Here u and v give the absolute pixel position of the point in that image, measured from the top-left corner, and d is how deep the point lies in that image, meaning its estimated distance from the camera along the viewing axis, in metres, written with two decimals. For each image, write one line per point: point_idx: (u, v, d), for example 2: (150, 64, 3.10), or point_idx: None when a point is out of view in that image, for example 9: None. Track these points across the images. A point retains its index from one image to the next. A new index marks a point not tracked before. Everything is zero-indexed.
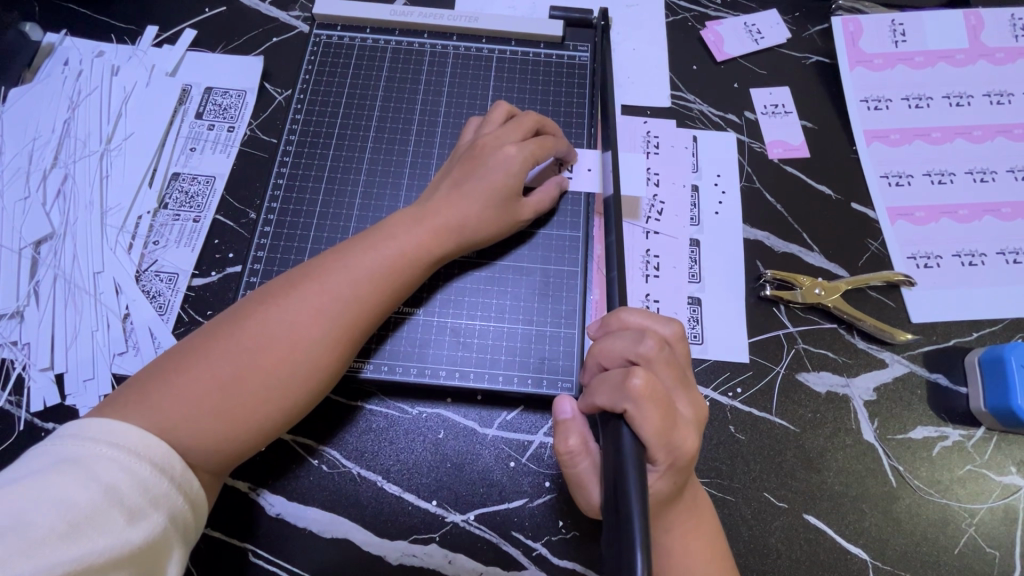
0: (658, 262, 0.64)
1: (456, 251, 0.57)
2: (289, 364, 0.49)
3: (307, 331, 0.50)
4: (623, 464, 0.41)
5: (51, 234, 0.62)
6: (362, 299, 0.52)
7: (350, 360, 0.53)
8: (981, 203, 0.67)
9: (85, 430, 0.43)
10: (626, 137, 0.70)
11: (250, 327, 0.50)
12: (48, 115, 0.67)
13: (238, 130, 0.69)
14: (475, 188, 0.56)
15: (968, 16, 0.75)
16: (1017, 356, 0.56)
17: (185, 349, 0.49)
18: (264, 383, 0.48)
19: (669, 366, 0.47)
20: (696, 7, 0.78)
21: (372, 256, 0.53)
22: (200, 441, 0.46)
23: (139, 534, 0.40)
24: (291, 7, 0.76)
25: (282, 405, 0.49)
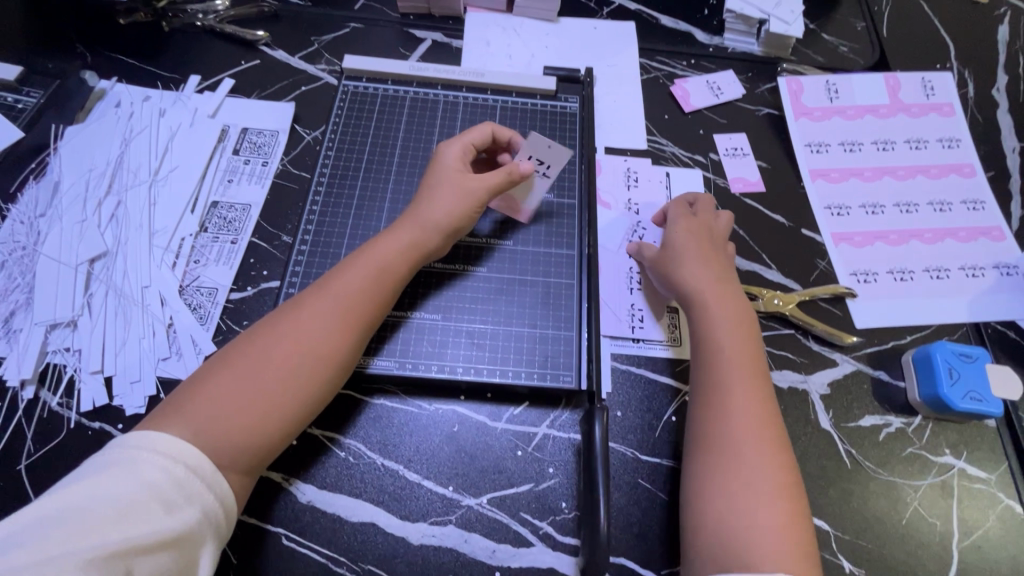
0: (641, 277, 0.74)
1: (428, 234, 0.65)
2: (296, 357, 0.56)
3: (310, 326, 0.58)
4: (593, 455, 0.58)
5: (104, 252, 0.69)
6: (355, 293, 0.60)
7: (354, 352, 0.60)
8: (908, 229, 0.80)
9: (129, 440, 0.49)
10: (610, 173, 0.81)
11: (261, 338, 0.57)
12: (103, 150, 0.76)
13: (272, 164, 0.78)
14: (431, 192, 0.67)
15: (887, 79, 0.91)
16: (942, 352, 0.67)
17: (208, 369, 0.56)
18: (277, 375, 0.55)
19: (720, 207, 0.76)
20: (665, 68, 0.92)
21: (361, 260, 0.63)
22: (229, 438, 0.52)
23: (175, 525, 0.46)
24: (319, 62, 0.88)
25: (296, 395, 0.56)
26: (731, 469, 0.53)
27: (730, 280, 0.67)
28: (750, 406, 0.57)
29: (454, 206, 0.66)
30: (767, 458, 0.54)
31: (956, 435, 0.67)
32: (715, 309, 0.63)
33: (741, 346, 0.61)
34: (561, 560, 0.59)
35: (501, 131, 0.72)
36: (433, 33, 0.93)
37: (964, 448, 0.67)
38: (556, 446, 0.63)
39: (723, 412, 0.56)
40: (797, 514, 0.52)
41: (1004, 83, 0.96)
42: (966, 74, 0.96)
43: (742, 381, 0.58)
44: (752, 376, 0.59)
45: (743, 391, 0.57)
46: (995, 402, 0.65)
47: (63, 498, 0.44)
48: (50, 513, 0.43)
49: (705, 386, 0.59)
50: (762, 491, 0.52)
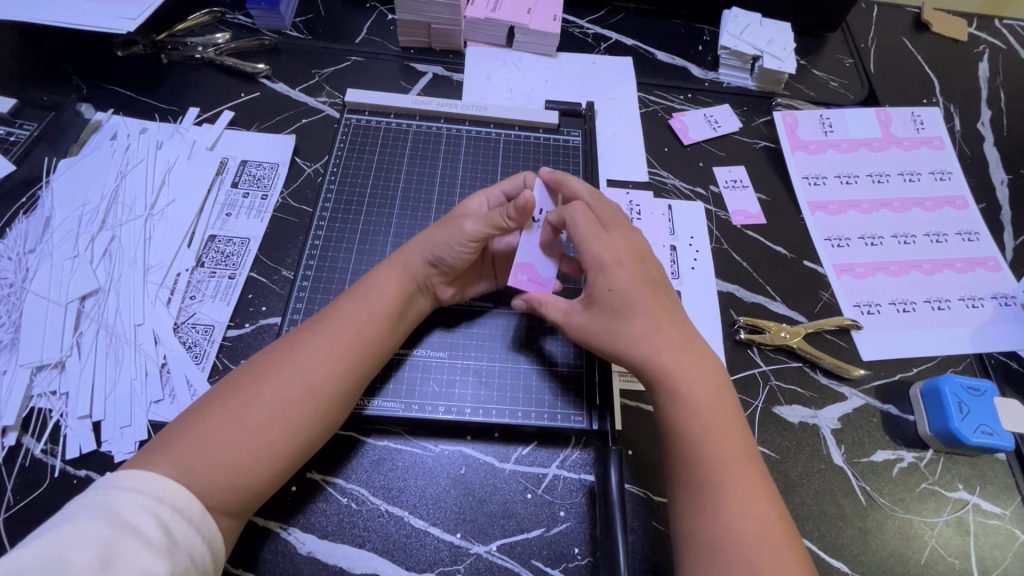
0: None
1: (409, 256, 0.63)
2: (288, 391, 0.54)
3: (303, 355, 0.56)
4: (609, 502, 0.56)
5: (96, 289, 0.67)
6: (348, 322, 0.59)
7: (351, 381, 0.58)
8: (908, 260, 0.81)
9: (112, 482, 0.47)
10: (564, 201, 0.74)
11: (255, 371, 0.55)
12: (97, 183, 0.74)
13: (271, 197, 0.77)
14: (437, 224, 0.66)
15: (878, 114, 0.94)
16: (949, 385, 0.67)
17: (201, 402, 0.54)
18: (269, 407, 0.53)
19: (587, 223, 0.60)
20: (664, 102, 0.94)
21: (358, 291, 0.62)
22: (214, 477, 0.50)
23: (165, 566, 0.43)
24: (319, 94, 0.88)
25: (287, 428, 0.54)
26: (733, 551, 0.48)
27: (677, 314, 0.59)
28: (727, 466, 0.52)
29: (441, 235, 0.64)
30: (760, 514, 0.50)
31: (968, 469, 0.67)
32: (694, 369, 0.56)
33: (719, 425, 0.54)
34: None
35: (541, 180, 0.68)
36: (433, 67, 0.93)
37: (977, 483, 0.66)
38: (567, 488, 0.61)
39: (699, 475, 0.52)
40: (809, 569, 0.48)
41: (988, 118, 0.99)
42: (952, 108, 0.99)
43: (718, 446, 0.52)
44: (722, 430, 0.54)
45: (717, 451, 0.52)
46: (1006, 435, 0.65)
47: (39, 549, 0.41)
48: (24, 566, 0.39)
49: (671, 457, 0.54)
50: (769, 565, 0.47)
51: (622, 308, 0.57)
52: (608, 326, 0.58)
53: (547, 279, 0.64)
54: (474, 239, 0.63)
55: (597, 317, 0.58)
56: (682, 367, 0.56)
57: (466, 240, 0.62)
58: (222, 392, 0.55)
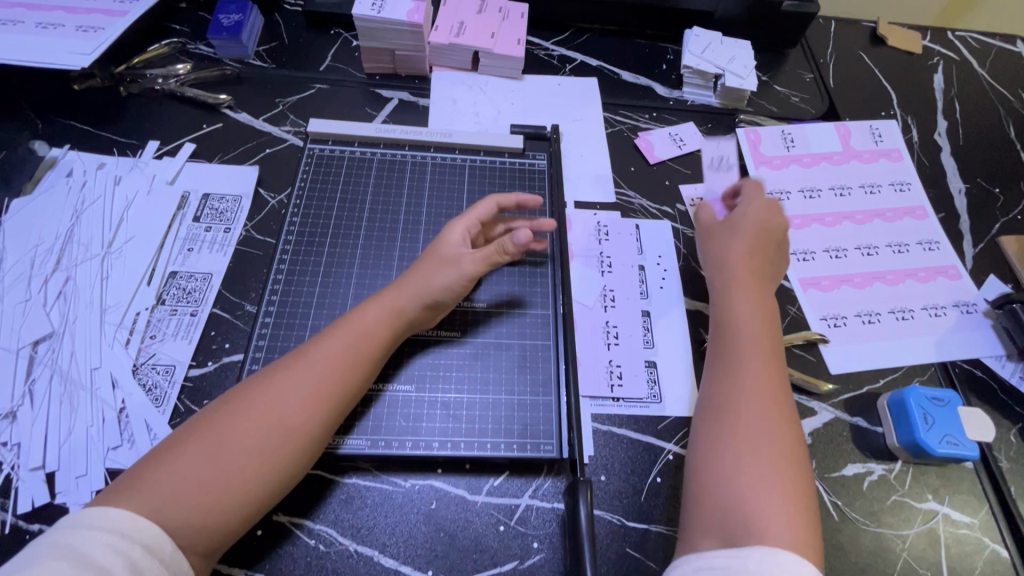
0: (617, 332, 0.73)
1: (403, 301, 0.63)
2: (270, 429, 0.53)
3: (283, 395, 0.55)
4: (579, 535, 0.56)
5: (50, 333, 0.65)
6: (341, 357, 0.58)
7: (333, 422, 0.57)
8: (871, 272, 0.82)
9: (78, 521, 0.45)
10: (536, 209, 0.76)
11: (240, 404, 0.54)
12: (52, 222, 0.72)
13: (234, 230, 0.75)
14: (425, 260, 0.66)
15: (838, 128, 0.96)
16: (915, 396, 0.68)
17: (180, 434, 0.53)
18: (257, 443, 0.52)
19: (757, 194, 0.80)
20: (629, 121, 0.95)
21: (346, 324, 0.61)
22: (189, 515, 0.48)
23: None
24: (283, 123, 0.87)
25: (266, 468, 0.52)
26: (734, 512, 0.53)
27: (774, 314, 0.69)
28: (759, 443, 0.57)
29: (435, 273, 0.64)
30: (779, 493, 0.54)
31: (936, 479, 0.67)
32: (756, 312, 0.68)
33: (763, 366, 0.63)
34: None
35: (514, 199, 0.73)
36: (399, 92, 0.93)
37: (946, 492, 0.67)
38: (540, 517, 0.61)
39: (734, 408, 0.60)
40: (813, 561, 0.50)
41: (944, 128, 1.02)
42: (909, 120, 1.02)
43: (761, 396, 0.61)
44: (770, 410, 0.59)
45: (762, 402, 0.60)
46: (971, 444, 0.66)
47: None
48: None
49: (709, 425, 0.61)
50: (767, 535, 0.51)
51: (729, 251, 0.74)
52: (727, 257, 0.73)
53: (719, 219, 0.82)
54: (470, 278, 0.65)
55: (724, 249, 0.74)
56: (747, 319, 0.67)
57: (464, 280, 0.65)
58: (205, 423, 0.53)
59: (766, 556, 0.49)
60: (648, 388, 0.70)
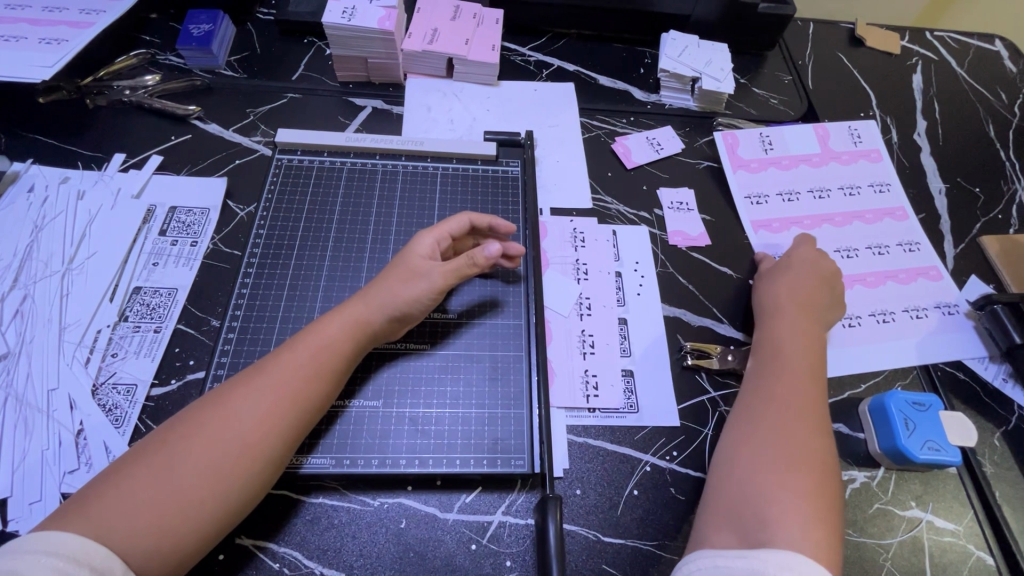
0: (592, 340, 0.72)
1: (369, 312, 0.61)
2: (233, 445, 0.52)
3: (243, 409, 0.53)
4: (547, 554, 0.54)
5: (7, 353, 0.63)
6: (298, 372, 0.56)
7: (288, 440, 0.55)
8: (851, 275, 0.81)
9: (19, 543, 0.42)
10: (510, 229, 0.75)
11: (208, 419, 0.52)
12: (12, 239, 0.70)
13: (201, 244, 0.74)
14: (392, 270, 0.65)
15: (817, 130, 0.95)
16: (895, 401, 0.67)
17: (139, 450, 0.51)
18: (209, 463, 0.50)
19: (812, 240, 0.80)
20: (606, 126, 0.94)
21: (305, 336, 0.60)
22: (147, 532, 0.46)
23: None
24: (253, 133, 0.86)
25: (227, 485, 0.50)
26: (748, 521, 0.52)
27: (818, 338, 0.68)
28: (781, 450, 0.56)
29: (399, 283, 0.63)
30: (796, 498, 0.52)
31: (919, 485, 0.66)
32: (800, 341, 0.67)
33: (796, 391, 0.62)
34: None
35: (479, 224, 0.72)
36: (372, 101, 0.92)
37: (930, 499, 0.65)
38: (513, 535, 0.59)
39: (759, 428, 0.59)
40: (828, 568, 0.48)
41: (924, 128, 1.02)
42: (888, 121, 1.02)
43: (788, 417, 0.59)
44: (798, 434, 0.58)
45: (788, 423, 0.59)
46: (954, 450, 0.64)
47: None
48: None
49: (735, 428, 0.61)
50: (779, 533, 0.50)
51: (778, 283, 0.74)
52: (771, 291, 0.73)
53: (694, 235, 0.83)
54: (437, 291, 0.64)
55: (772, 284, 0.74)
56: (784, 347, 0.67)
57: (430, 294, 0.63)
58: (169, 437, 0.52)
59: (775, 553, 0.48)
60: (624, 398, 0.68)
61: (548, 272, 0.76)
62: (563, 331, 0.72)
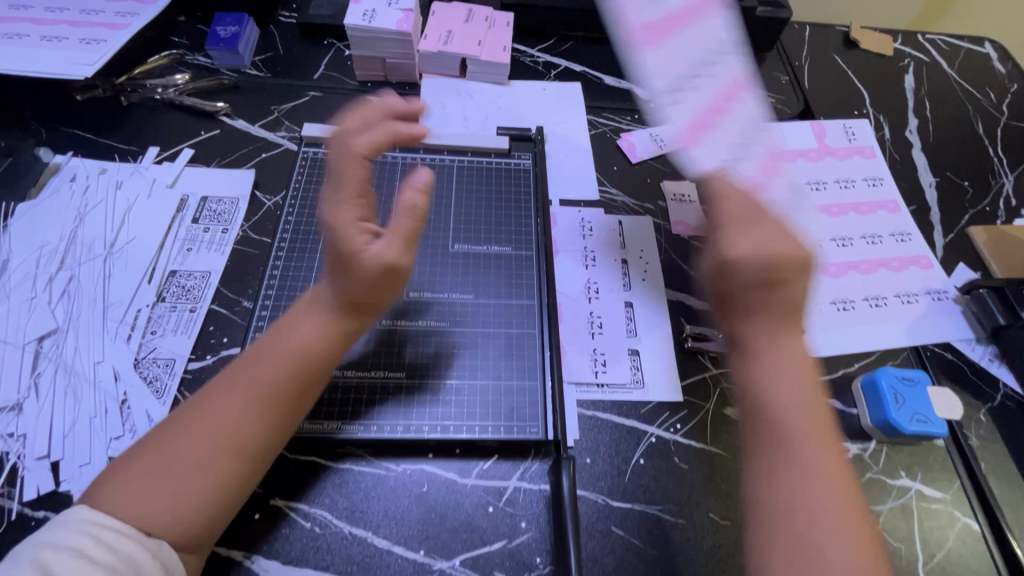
0: (601, 321, 0.76)
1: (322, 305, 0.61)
2: (230, 435, 0.54)
3: (231, 402, 0.55)
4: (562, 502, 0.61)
5: (55, 329, 0.67)
6: (267, 377, 0.57)
7: (272, 438, 0.56)
8: (846, 262, 0.86)
9: (63, 516, 0.49)
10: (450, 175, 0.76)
11: (200, 414, 0.54)
12: (56, 224, 0.75)
13: (232, 231, 0.78)
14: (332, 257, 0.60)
15: (813, 127, 1.00)
16: (886, 377, 0.71)
17: (141, 441, 0.54)
18: (199, 467, 0.52)
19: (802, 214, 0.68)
20: (612, 123, 0.99)
21: (266, 340, 0.60)
22: (160, 516, 0.49)
23: None
24: (278, 129, 0.91)
25: (227, 473, 0.53)
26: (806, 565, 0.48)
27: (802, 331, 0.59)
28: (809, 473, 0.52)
29: (346, 274, 0.59)
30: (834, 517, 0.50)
31: (909, 456, 0.70)
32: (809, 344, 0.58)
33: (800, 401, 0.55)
34: None
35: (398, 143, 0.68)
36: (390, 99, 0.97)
37: (918, 469, 0.70)
38: (527, 498, 0.63)
39: (782, 450, 0.53)
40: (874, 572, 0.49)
41: (915, 125, 1.06)
42: (881, 119, 1.06)
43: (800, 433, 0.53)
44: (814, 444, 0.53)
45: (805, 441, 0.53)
46: (941, 422, 0.69)
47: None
48: None
49: (762, 466, 0.53)
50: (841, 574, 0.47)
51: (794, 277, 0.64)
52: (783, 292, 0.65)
53: (697, 225, 0.88)
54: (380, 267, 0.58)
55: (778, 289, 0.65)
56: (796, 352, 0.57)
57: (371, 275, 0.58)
58: (166, 432, 0.54)
59: None
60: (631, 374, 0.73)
61: (558, 259, 0.81)
62: (573, 312, 0.76)
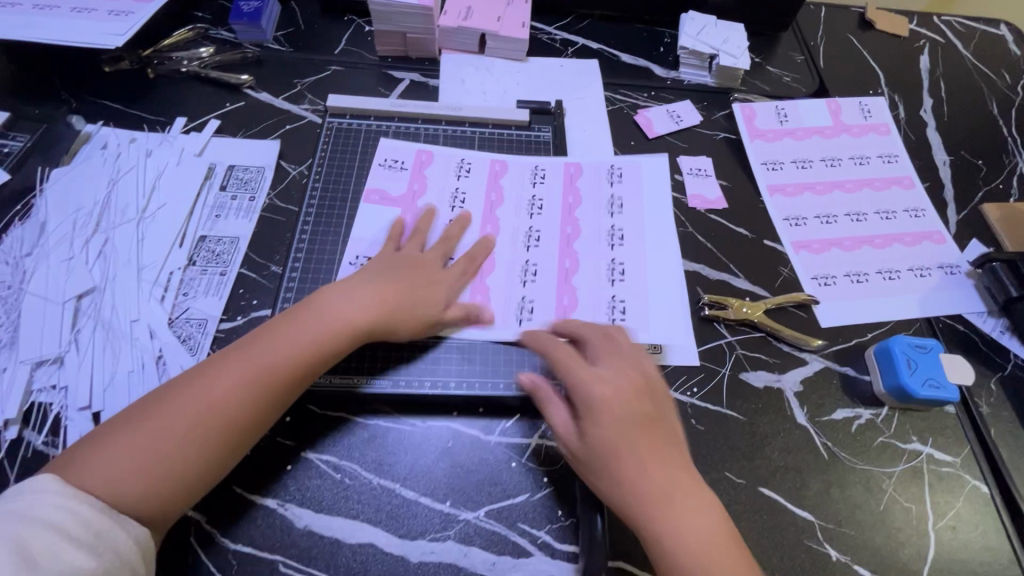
0: (622, 269, 0.76)
1: (334, 323, 0.63)
2: (209, 422, 0.56)
3: (216, 389, 0.57)
4: (594, 547, 0.59)
5: (92, 288, 0.70)
6: (259, 369, 0.59)
7: (253, 429, 0.58)
8: (861, 236, 0.87)
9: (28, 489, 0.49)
10: (443, 161, 0.82)
11: (181, 399, 0.57)
12: (90, 190, 0.77)
13: (259, 199, 0.80)
14: (386, 300, 0.66)
15: (829, 104, 1.01)
16: (899, 344, 0.72)
17: (120, 420, 0.55)
18: (175, 444, 0.54)
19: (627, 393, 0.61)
20: (629, 100, 1.00)
21: (244, 346, 0.61)
22: (135, 493, 0.52)
23: (94, 561, 0.47)
24: (301, 102, 0.92)
25: (201, 457, 0.55)
26: None
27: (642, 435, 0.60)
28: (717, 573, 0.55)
29: (404, 311, 0.66)
30: None
31: (920, 422, 0.72)
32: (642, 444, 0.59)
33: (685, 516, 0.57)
34: (561, 567, 0.59)
35: (430, 207, 0.76)
36: (410, 73, 0.99)
37: (929, 434, 0.71)
38: (549, 455, 0.65)
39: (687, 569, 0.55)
40: None
41: (930, 105, 1.07)
42: (896, 98, 1.07)
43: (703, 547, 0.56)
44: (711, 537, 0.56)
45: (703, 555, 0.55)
46: (953, 388, 0.70)
47: None
48: None
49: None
50: None
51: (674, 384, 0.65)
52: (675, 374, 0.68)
53: (712, 199, 0.89)
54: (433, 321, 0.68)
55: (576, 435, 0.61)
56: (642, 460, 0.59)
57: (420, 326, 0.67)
58: (149, 412, 0.56)
59: None
60: (654, 322, 0.73)
61: (579, 207, 0.81)
62: (594, 259, 0.76)
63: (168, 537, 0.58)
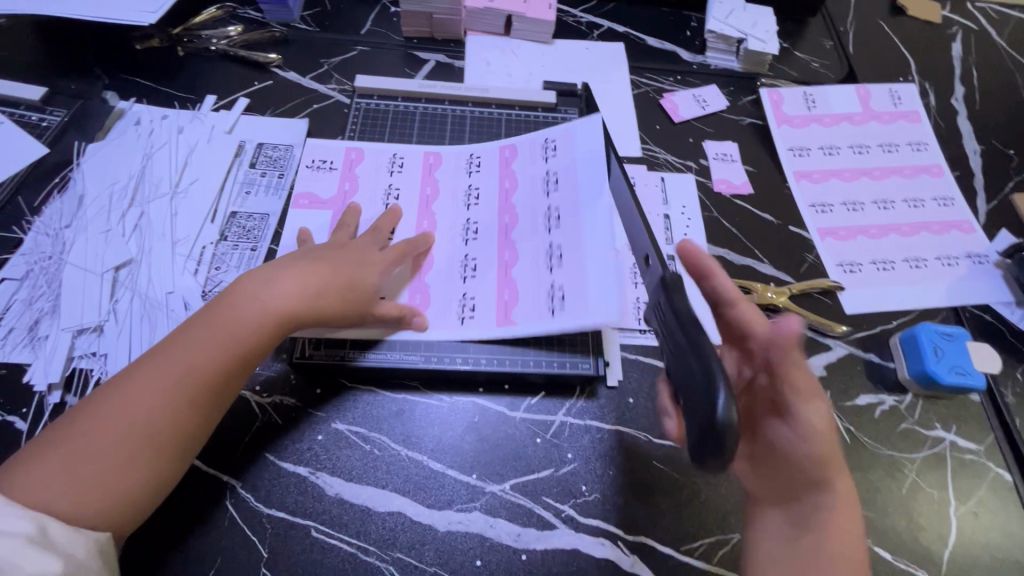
0: (561, 252, 0.71)
1: (260, 307, 0.60)
2: (146, 426, 0.54)
3: (145, 394, 0.54)
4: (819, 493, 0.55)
5: (129, 260, 0.71)
6: (190, 364, 0.56)
7: (194, 429, 0.56)
8: (888, 224, 0.86)
9: None
10: (373, 158, 0.80)
11: (113, 405, 0.54)
12: (125, 164, 0.79)
13: (288, 176, 0.81)
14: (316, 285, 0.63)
15: (858, 90, 1.00)
16: (926, 332, 0.72)
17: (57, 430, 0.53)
18: (109, 455, 0.52)
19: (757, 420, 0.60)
20: (655, 84, 0.99)
21: (172, 340, 0.58)
22: (79, 506, 0.50)
23: (59, 562, 0.46)
24: (328, 81, 0.93)
25: (144, 463, 0.53)
26: None
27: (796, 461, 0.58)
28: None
29: (331, 301, 0.63)
30: None
31: (944, 409, 0.72)
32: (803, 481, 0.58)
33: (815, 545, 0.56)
34: (585, 540, 0.61)
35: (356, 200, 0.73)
36: (436, 55, 0.99)
37: (953, 422, 0.71)
38: (573, 432, 0.66)
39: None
40: None
41: (961, 93, 1.05)
42: (927, 85, 1.05)
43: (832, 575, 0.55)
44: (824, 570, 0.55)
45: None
46: (979, 376, 0.70)
47: None
48: None
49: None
50: None
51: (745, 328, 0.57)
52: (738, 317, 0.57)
53: (738, 184, 0.89)
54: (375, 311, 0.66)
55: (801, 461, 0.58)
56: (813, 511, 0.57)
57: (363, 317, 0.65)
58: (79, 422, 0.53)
59: None
60: (592, 298, 0.66)
61: (513, 194, 0.77)
62: (530, 246, 0.72)
63: (201, 501, 0.60)
